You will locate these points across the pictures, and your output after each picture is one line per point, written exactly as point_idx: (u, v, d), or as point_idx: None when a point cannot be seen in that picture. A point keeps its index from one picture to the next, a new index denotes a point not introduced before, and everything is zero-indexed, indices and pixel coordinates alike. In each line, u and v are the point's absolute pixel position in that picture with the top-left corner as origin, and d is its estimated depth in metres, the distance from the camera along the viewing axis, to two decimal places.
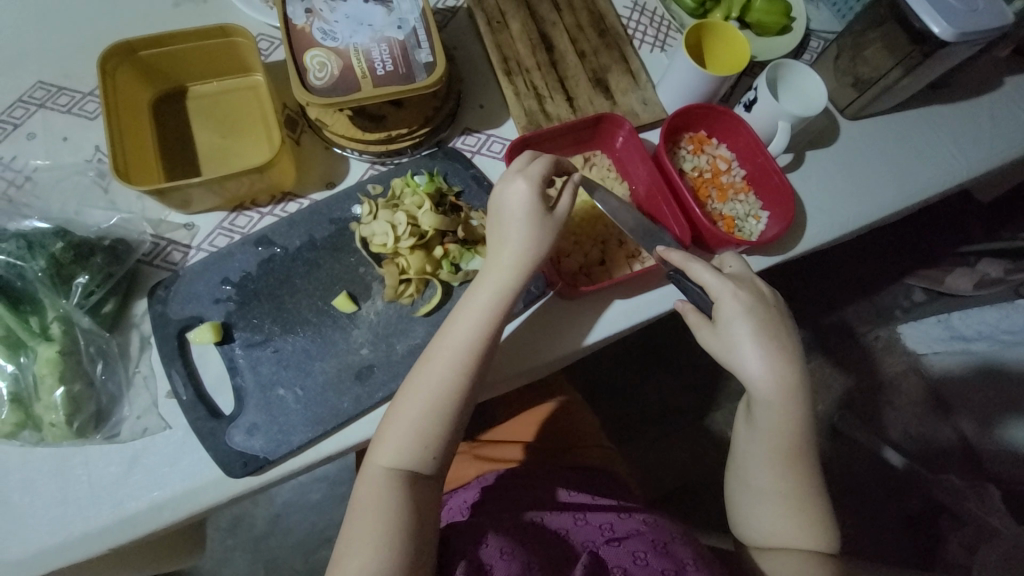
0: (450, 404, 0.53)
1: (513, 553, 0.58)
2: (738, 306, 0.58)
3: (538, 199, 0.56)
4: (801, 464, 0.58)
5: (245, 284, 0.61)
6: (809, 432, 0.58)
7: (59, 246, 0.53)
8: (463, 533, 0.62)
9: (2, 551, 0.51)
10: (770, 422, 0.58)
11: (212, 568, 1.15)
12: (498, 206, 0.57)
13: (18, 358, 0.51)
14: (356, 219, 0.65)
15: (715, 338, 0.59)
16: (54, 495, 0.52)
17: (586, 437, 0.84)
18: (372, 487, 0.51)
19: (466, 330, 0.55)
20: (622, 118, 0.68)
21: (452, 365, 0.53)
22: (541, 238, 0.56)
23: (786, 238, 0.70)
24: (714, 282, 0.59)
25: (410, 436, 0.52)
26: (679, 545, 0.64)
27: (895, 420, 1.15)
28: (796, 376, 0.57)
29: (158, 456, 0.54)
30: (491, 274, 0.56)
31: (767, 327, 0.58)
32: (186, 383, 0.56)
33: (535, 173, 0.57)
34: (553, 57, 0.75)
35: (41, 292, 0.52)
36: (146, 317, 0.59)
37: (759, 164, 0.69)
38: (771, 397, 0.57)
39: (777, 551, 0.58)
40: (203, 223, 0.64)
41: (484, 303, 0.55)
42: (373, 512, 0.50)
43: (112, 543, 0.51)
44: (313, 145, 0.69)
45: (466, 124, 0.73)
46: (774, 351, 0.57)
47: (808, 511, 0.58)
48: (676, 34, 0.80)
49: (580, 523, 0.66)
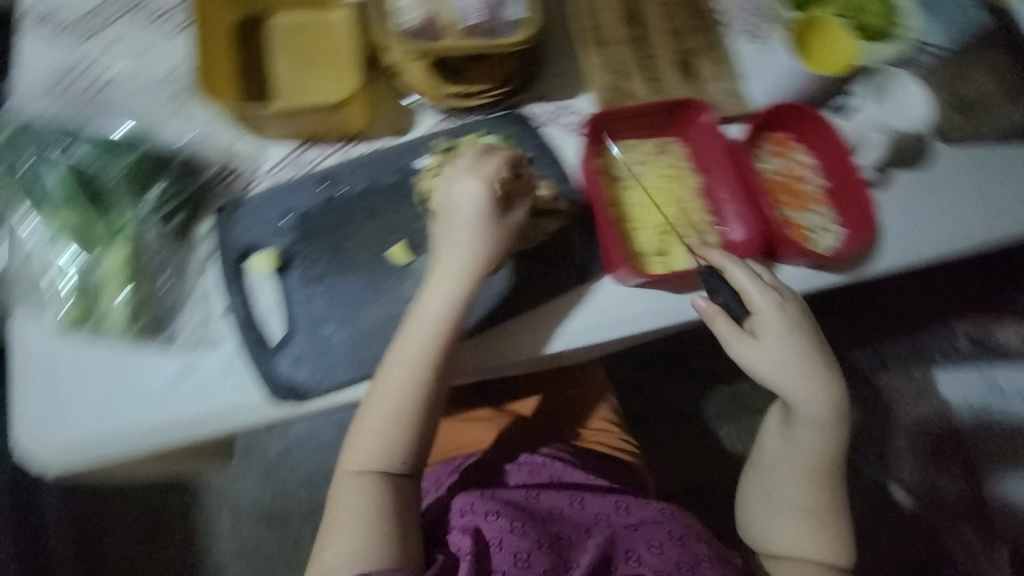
0: (412, 405, 0.55)
1: (524, 528, 0.62)
2: (781, 326, 0.59)
3: (490, 202, 0.56)
4: (825, 483, 0.63)
5: (307, 218, 0.61)
6: (841, 448, 0.62)
7: (137, 154, 0.57)
8: (470, 514, 0.65)
9: (53, 433, 0.53)
10: (807, 441, 0.62)
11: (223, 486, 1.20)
12: (447, 207, 0.57)
13: (92, 251, 0.55)
14: (419, 170, 0.64)
15: (762, 353, 0.59)
16: (106, 391, 0.54)
17: (595, 420, 0.83)
18: (347, 488, 0.56)
19: (424, 334, 0.55)
20: (707, 106, 0.65)
21: (403, 370, 0.55)
22: (497, 242, 0.56)
23: (857, 257, 0.67)
24: (756, 298, 0.59)
25: (377, 440, 0.55)
26: (695, 539, 0.64)
27: (903, 462, 1.07)
28: (838, 404, 0.60)
29: (206, 370, 0.56)
30: (444, 276, 0.56)
31: (809, 348, 0.60)
32: (240, 305, 0.57)
33: (490, 175, 0.57)
34: (642, 32, 0.71)
35: (117, 195, 0.56)
36: (207, 240, 0.59)
37: (842, 177, 0.67)
38: (817, 414, 0.60)
39: (787, 559, 0.63)
40: (272, 152, 0.64)
41: (440, 305, 0.55)
42: (346, 512, 0.55)
43: (159, 444, 0.54)
44: (386, 89, 0.68)
45: (542, 91, 0.70)
46: (818, 380, 0.60)
47: (827, 524, 0.63)
48: (774, 25, 0.73)
49: (596, 497, 0.70)
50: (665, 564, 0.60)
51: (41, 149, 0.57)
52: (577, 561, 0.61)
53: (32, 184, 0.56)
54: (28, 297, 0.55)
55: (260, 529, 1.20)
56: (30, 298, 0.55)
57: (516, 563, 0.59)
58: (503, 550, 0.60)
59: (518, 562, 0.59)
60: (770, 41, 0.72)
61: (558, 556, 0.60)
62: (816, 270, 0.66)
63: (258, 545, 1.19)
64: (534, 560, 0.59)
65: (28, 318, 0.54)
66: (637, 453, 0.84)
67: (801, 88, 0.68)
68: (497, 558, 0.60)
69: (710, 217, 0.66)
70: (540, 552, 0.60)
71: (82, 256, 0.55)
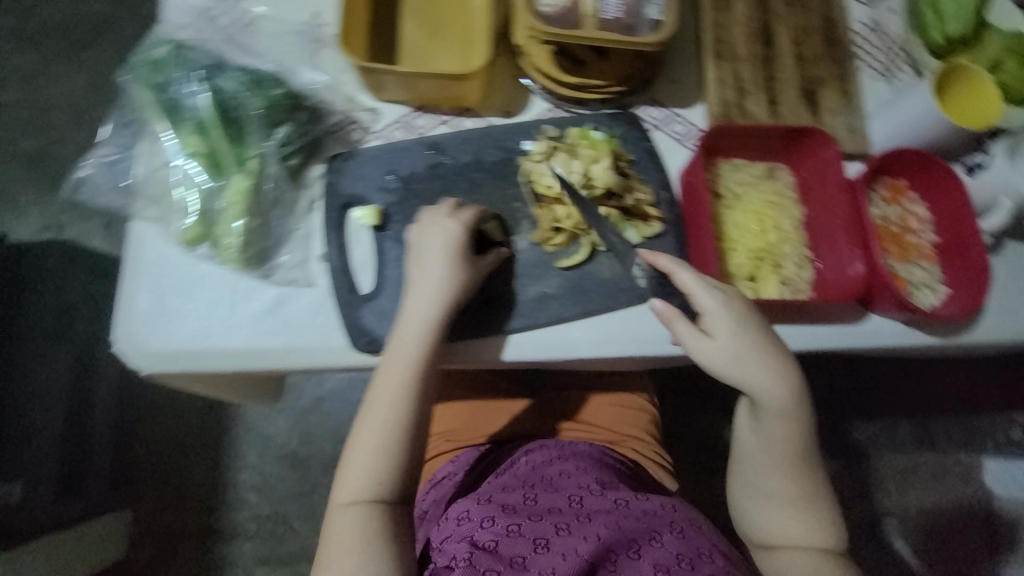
0: (396, 436, 0.55)
1: (520, 528, 0.60)
2: (728, 321, 0.57)
3: (462, 241, 0.57)
4: (801, 459, 0.61)
5: (410, 181, 0.63)
6: (812, 428, 0.61)
7: (278, 93, 0.59)
8: (467, 522, 0.62)
9: (153, 337, 0.57)
10: (777, 426, 0.60)
11: (254, 422, 1.26)
12: (420, 247, 0.58)
13: (220, 179, 0.58)
14: (524, 153, 0.65)
15: (718, 351, 0.57)
16: (203, 308, 0.58)
17: (629, 427, 0.81)
18: (341, 519, 0.55)
19: (400, 366, 0.56)
20: (831, 138, 0.62)
21: (388, 397, 0.56)
22: (469, 280, 0.57)
23: (953, 324, 0.64)
24: (705, 296, 0.57)
25: (366, 466, 0.55)
26: (696, 529, 0.63)
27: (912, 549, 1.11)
28: (797, 379, 0.59)
29: (297, 307, 0.59)
30: (417, 308, 0.56)
31: (762, 336, 0.58)
32: (338, 253, 0.60)
33: (465, 221, 0.58)
34: (769, 53, 0.69)
35: (250, 128, 0.58)
36: (318, 182, 0.62)
37: (958, 235, 0.63)
38: (783, 403, 0.59)
39: (797, 552, 0.60)
40: (387, 112, 0.66)
41: (414, 337, 0.56)
42: (342, 540, 0.54)
43: (243, 367, 0.58)
44: (504, 69, 0.68)
45: (655, 96, 0.69)
46: (774, 362, 0.58)
47: (817, 504, 0.61)
48: (907, 67, 0.72)
49: (594, 494, 0.64)
50: (667, 558, 0.58)
51: (189, 68, 0.58)
52: (574, 553, 0.57)
53: (178, 101, 0.58)
54: (149, 210, 0.58)
55: (281, 469, 1.24)
56: (146, 215, 0.58)
57: (511, 565, 0.57)
58: (499, 553, 0.58)
59: (514, 564, 0.57)
60: (900, 84, 0.71)
61: (553, 553, 0.57)
62: (908, 326, 0.64)
63: (276, 483, 1.24)
64: (530, 562, 0.57)
65: (150, 230, 0.58)
66: (671, 471, 0.82)
67: (926, 136, 0.64)
68: (493, 560, 0.57)
69: (809, 253, 0.64)
70: (536, 553, 0.58)
71: (212, 181, 0.58)
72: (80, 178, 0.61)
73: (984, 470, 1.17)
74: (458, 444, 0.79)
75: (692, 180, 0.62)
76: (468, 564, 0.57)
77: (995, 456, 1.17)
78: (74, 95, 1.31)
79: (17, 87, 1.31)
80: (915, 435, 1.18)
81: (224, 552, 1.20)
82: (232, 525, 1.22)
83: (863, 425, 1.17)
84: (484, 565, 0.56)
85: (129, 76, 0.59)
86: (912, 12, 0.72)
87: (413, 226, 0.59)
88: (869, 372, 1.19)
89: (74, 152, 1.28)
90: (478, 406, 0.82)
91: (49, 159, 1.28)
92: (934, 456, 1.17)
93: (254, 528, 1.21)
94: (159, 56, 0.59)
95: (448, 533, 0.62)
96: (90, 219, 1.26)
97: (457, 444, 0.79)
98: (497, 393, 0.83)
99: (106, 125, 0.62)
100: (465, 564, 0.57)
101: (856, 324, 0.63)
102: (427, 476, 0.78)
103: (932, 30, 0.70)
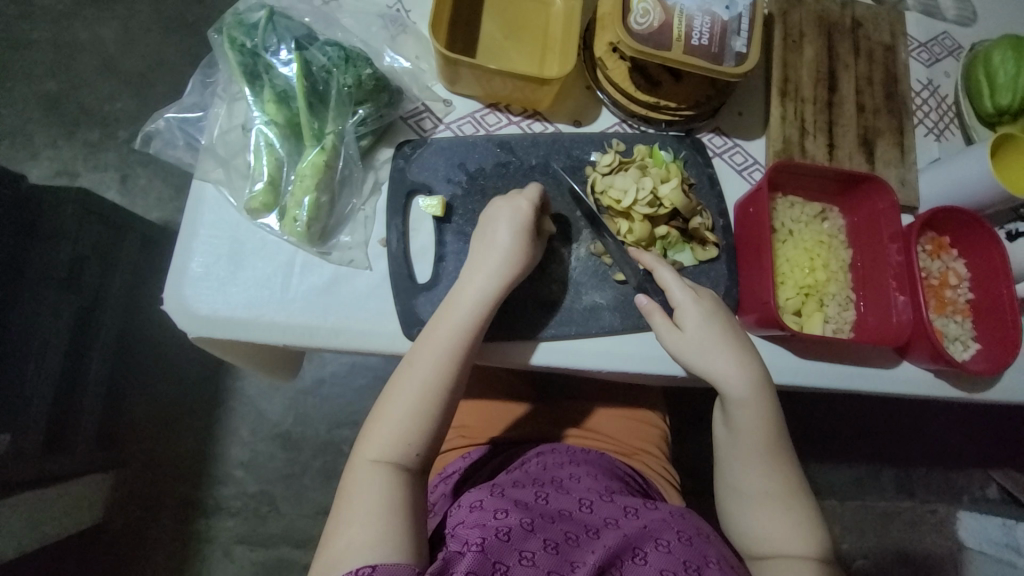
0: (432, 404, 0.53)
1: (533, 524, 0.54)
2: (696, 313, 0.58)
3: (530, 219, 0.57)
4: (779, 456, 0.59)
5: (477, 177, 0.63)
6: (783, 423, 0.59)
7: (367, 73, 0.59)
8: (479, 510, 0.55)
9: (201, 297, 0.56)
10: (748, 420, 0.58)
11: (251, 395, 1.17)
12: (487, 217, 0.58)
13: (296, 153, 0.59)
14: (592, 163, 0.65)
15: (687, 341, 0.58)
16: (256, 273, 0.57)
17: (640, 441, 0.77)
18: (363, 480, 0.51)
19: (449, 338, 0.54)
20: (888, 186, 0.63)
21: (437, 363, 0.53)
22: (531, 253, 0.58)
23: (977, 382, 0.66)
24: (676, 292, 0.59)
25: (395, 429, 0.52)
26: (704, 538, 0.58)
27: None
28: (761, 370, 0.58)
29: (353, 286, 0.59)
30: (477, 279, 0.56)
31: (728, 330, 0.59)
32: (400, 238, 0.60)
33: (534, 198, 0.59)
34: (832, 98, 0.71)
35: (333, 103, 0.58)
36: (385, 166, 0.63)
37: (993, 294, 0.66)
38: (751, 395, 0.57)
39: (785, 558, 0.56)
40: (460, 105, 0.66)
41: (470, 308, 0.55)
42: (361, 501, 0.50)
43: (291, 342, 0.56)
44: (576, 80, 0.69)
45: (719, 125, 0.71)
46: (740, 355, 0.58)
47: (798, 502, 0.58)
48: (956, 129, 0.76)
49: (602, 501, 0.60)
50: (672, 563, 0.54)
51: (282, 35, 0.58)
52: (581, 560, 0.53)
53: (266, 67, 0.58)
54: (214, 171, 0.59)
55: (273, 447, 1.15)
56: (211, 176, 0.58)
57: (521, 561, 0.52)
58: (510, 544, 0.52)
59: (523, 560, 0.52)
60: (947, 145, 0.75)
61: (561, 558, 0.53)
62: (936, 376, 0.66)
63: (266, 462, 1.14)
64: (539, 559, 0.52)
65: (215, 192, 0.58)
66: (677, 488, 0.78)
67: (972, 197, 0.67)
68: (505, 550, 0.52)
69: (853, 295, 0.66)
70: (546, 552, 0.53)
71: (289, 151, 0.59)
72: (151, 130, 0.63)
73: (958, 521, 1.20)
74: (474, 442, 0.74)
75: (754, 212, 0.63)
76: (480, 551, 0.51)
77: (970, 509, 1.21)
78: (102, 42, 1.26)
79: (41, 26, 1.26)
80: (902, 481, 1.20)
81: (205, 527, 1.11)
82: (217, 501, 1.12)
83: (848, 468, 1.20)
84: (494, 557, 0.51)
85: (218, 35, 0.60)
86: (969, 77, 0.74)
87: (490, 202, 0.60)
88: (862, 415, 1.21)
89: (95, 99, 1.24)
90: (492, 405, 0.79)
91: (69, 103, 1.23)
92: (915, 504, 1.20)
93: (238, 506, 1.12)
94: (253, 19, 0.58)
95: (460, 518, 0.56)
96: (105, 168, 1.21)
97: (472, 441, 0.74)
98: (514, 394, 0.80)
99: (188, 85, 0.64)
100: (475, 551, 0.51)
101: (888, 368, 0.65)
102: (437, 470, 0.74)
103: (986, 98, 0.72)
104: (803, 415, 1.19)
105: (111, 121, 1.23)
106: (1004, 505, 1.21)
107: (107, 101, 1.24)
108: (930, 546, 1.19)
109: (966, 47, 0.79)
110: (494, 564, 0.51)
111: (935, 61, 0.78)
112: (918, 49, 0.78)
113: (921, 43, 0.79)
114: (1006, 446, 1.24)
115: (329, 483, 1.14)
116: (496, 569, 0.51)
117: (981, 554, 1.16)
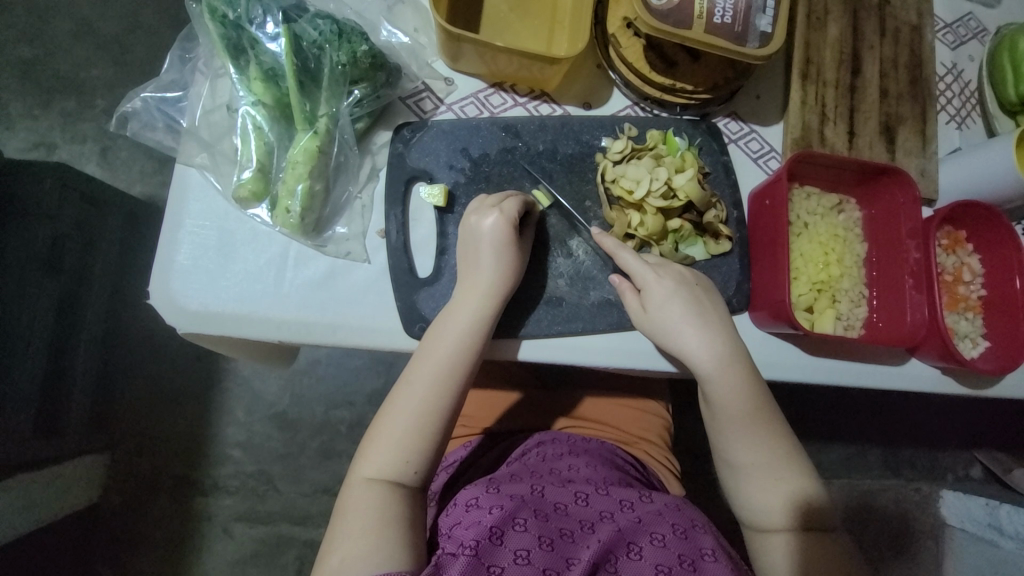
0: (428, 422, 0.52)
1: (525, 521, 0.52)
2: (662, 292, 0.57)
3: (509, 237, 0.54)
4: (765, 427, 0.57)
5: (481, 164, 0.60)
6: (766, 396, 0.57)
7: (362, 49, 0.54)
8: (475, 509, 0.54)
9: (193, 287, 0.53)
10: (721, 394, 0.56)
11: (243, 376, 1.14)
12: (472, 238, 0.55)
13: (286, 137, 0.56)
14: (603, 150, 0.62)
15: (653, 323, 0.57)
16: (249, 262, 0.55)
17: (642, 430, 0.76)
18: (358, 498, 0.51)
19: (442, 357, 0.53)
20: (910, 180, 0.61)
21: (427, 389, 0.53)
22: (514, 262, 0.55)
23: (983, 378, 0.65)
24: (642, 272, 0.57)
25: (389, 449, 0.52)
26: (700, 529, 0.56)
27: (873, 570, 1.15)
28: (729, 343, 0.56)
29: (352, 279, 0.56)
30: (467, 302, 0.54)
31: (694, 305, 0.57)
32: (400, 229, 0.57)
33: (511, 214, 0.55)
34: (855, 81, 0.68)
35: (326, 82, 0.54)
36: (383, 150, 0.60)
37: (1008, 292, 0.64)
38: (718, 369, 0.56)
39: (782, 533, 0.55)
40: (462, 85, 0.62)
41: (465, 322, 0.53)
42: (354, 519, 0.49)
43: (287, 338, 0.54)
44: (586, 58, 0.65)
45: (735, 109, 0.67)
46: (710, 328, 0.56)
47: (789, 471, 0.56)
48: (978, 117, 0.73)
49: (598, 493, 0.57)
50: (668, 558, 0.52)
51: (267, 5, 0.53)
52: (578, 557, 0.51)
53: (251, 42, 0.53)
54: (198, 156, 0.55)
55: (268, 427, 1.13)
56: (195, 161, 0.55)
57: (515, 561, 0.50)
58: (504, 546, 0.50)
59: (518, 560, 0.50)
60: (968, 133, 0.72)
61: (557, 555, 0.51)
62: (944, 373, 0.65)
63: (263, 442, 1.13)
64: (535, 557, 0.50)
65: (200, 177, 0.55)
66: (678, 477, 0.77)
67: (992, 191, 0.64)
68: (497, 553, 0.50)
69: (867, 292, 0.64)
70: (541, 550, 0.51)
71: (283, 135, 0.55)
72: (127, 110, 0.59)
73: (941, 499, 1.21)
74: (475, 430, 0.73)
75: (771, 205, 0.60)
76: (473, 554, 0.49)
77: (953, 488, 1.21)
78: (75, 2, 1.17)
79: None
80: (890, 460, 1.21)
81: (204, 506, 1.10)
82: (214, 480, 1.11)
83: (838, 446, 1.20)
84: (488, 560, 0.49)
85: (196, 3, 0.55)
86: (994, 62, 0.71)
87: (464, 221, 0.56)
88: (854, 398, 1.21)
89: (69, 65, 1.15)
90: (489, 395, 0.76)
91: (43, 69, 1.15)
92: (899, 482, 1.21)
93: (236, 485, 1.11)
94: None
95: (456, 518, 0.54)
96: (83, 140, 1.15)
97: (474, 430, 0.73)
98: (516, 382, 0.78)
99: (165, 61, 0.59)
100: (469, 554, 0.49)
101: (896, 366, 0.64)
102: None
103: (1009, 85, 0.69)
104: (796, 398, 1.19)
105: (86, 89, 1.15)
106: (988, 484, 1.22)
107: (82, 67, 1.16)
108: (915, 523, 1.20)
109: (991, 28, 0.75)
110: (489, 567, 0.49)
111: (960, 43, 0.74)
112: (943, 30, 0.74)
113: (946, 23, 0.74)
114: (994, 429, 1.24)
115: (320, 463, 1.13)
116: (490, 572, 0.49)
117: (962, 531, 1.17)
